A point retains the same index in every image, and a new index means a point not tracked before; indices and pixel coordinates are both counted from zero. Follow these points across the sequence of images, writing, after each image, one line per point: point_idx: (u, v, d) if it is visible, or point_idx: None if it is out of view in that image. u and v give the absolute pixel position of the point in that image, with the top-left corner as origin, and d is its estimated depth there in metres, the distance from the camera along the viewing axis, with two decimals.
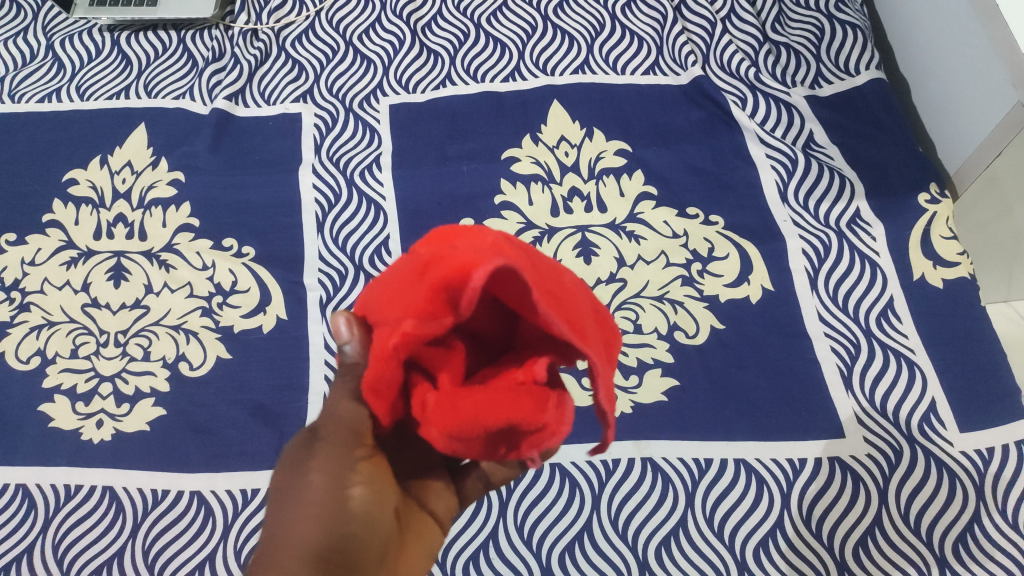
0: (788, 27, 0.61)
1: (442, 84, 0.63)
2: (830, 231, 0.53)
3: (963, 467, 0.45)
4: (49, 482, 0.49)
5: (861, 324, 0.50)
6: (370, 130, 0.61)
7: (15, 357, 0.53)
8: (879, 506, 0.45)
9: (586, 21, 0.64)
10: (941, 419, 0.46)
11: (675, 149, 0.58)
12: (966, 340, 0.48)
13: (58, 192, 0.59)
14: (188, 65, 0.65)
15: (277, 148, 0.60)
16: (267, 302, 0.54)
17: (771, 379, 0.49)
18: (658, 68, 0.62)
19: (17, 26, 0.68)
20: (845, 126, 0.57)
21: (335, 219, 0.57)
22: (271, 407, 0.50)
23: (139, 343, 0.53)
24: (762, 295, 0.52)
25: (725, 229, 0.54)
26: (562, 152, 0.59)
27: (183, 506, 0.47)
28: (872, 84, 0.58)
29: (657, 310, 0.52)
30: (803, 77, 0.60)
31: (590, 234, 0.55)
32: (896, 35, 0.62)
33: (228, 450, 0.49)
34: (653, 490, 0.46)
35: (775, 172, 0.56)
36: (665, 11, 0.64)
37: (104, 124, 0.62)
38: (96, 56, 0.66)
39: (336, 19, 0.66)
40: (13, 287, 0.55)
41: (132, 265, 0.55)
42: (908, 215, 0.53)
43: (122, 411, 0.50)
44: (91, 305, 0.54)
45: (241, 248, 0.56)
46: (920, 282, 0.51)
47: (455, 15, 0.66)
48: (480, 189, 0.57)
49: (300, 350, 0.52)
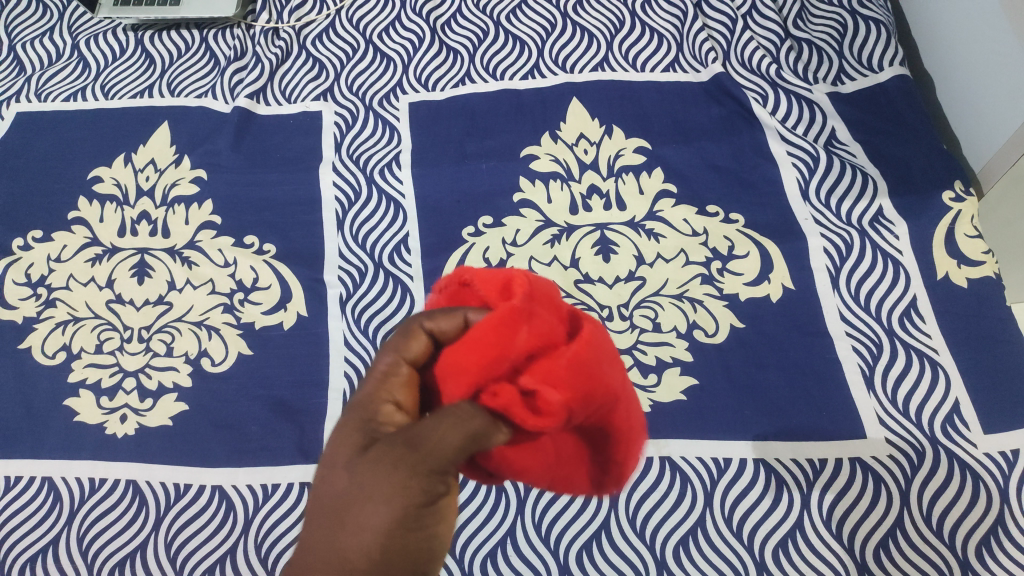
0: (811, 23, 0.61)
1: (462, 82, 0.63)
2: (852, 229, 0.53)
3: (987, 469, 0.44)
4: (75, 476, 0.49)
5: (884, 323, 0.49)
6: (390, 129, 0.61)
7: (42, 352, 0.53)
8: (901, 508, 0.44)
9: (606, 18, 0.64)
10: (964, 420, 0.46)
11: (695, 146, 0.58)
12: (991, 341, 0.48)
13: (84, 190, 0.60)
14: (211, 65, 0.66)
15: (297, 146, 0.61)
16: (287, 299, 0.54)
17: (791, 379, 0.48)
18: (678, 66, 0.62)
19: (44, 26, 0.69)
20: (868, 124, 0.57)
21: (355, 217, 0.57)
22: (291, 404, 0.50)
23: (162, 339, 0.53)
24: (783, 293, 0.51)
25: (746, 227, 0.54)
26: (581, 150, 0.59)
27: (205, 500, 0.48)
28: (896, 81, 0.57)
29: (676, 308, 0.52)
30: (825, 74, 0.59)
31: (609, 233, 0.55)
32: (920, 31, 0.61)
33: (249, 446, 0.49)
34: (672, 489, 0.46)
35: (796, 170, 0.56)
36: (685, 8, 0.64)
37: (128, 123, 0.63)
38: (120, 56, 0.67)
39: (357, 17, 0.66)
40: (40, 283, 0.56)
41: (155, 262, 0.56)
42: (932, 213, 0.52)
43: (145, 407, 0.51)
44: (115, 301, 0.55)
45: (262, 245, 0.56)
46: (944, 281, 0.50)
47: (475, 13, 0.66)
48: (499, 186, 0.57)
49: (320, 346, 0.52)
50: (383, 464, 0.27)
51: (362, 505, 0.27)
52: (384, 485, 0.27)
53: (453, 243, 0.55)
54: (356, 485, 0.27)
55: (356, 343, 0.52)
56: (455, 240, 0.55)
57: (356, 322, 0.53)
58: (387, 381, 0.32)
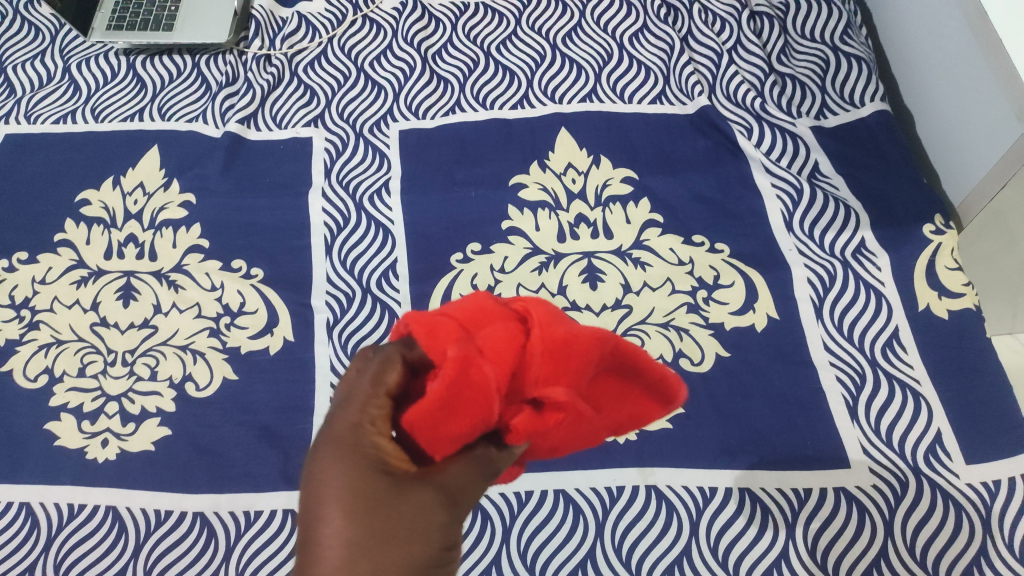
0: (794, 58, 0.62)
1: (452, 111, 0.64)
2: (835, 260, 0.54)
3: (969, 500, 0.45)
4: (53, 501, 0.49)
5: (866, 353, 0.50)
6: (380, 155, 0.62)
7: (23, 375, 0.53)
8: (885, 539, 0.44)
9: (594, 51, 0.65)
10: (947, 450, 0.46)
11: (681, 177, 0.59)
12: (972, 371, 0.48)
13: (71, 212, 0.60)
14: (202, 90, 0.66)
15: (287, 171, 0.61)
16: (274, 324, 0.54)
17: (776, 408, 0.49)
18: (665, 98, 0.63)
19: (36, 48, 0.69)
20: (850, 158, 0.58)
21: (344, 242, 0.58)
22: (276, 429, 0.50)
23: (147, 362, 0.53)
24: (767, 323, 0.52)
25: (731, 257, 0.55)
26: (569, 179, 0.59)
27: (186, 527, 0.47)
28: (877, 116, 0.59)
29: (662, 336, 0.52)
30: (808, 108, 0.60)
31: (596, 261, 0.55)
32: (899, 67, 0.63)
33: (232, 471, 0.49)
34: (657, 517, 0.46)
35: (780, 202, 0.57)
36: (672, 42, 0.65)
37: (118, 146, 0.63)
38: (112, 79, 0.67)
39: (348, 45, 0.67)
40: (23, 305, 0.55)
41: (141, 285, 0.56)
42: (913, 245, 0.53)
43: (127, 431, 0.50)
44: (99, 324, 0.54)
45: (250, 269, 0.56)
46: (925, 312, 0.51)
47: (465, 43, 0.67)
48: (488, 214, 0.58)
49: (306, 372, 0.52)
50: (404, 505, 0.29)
51: (390, 545, 0.28)
52: (408, 526, 0.29)
53: (441, 269, 0.56)
54: (379, 520, 0.29)
55: (343, 368, 0.52)
56: (443, 267, 0.56)
57: (343, 347, 0.53)
58: (366, 403, 0.32)
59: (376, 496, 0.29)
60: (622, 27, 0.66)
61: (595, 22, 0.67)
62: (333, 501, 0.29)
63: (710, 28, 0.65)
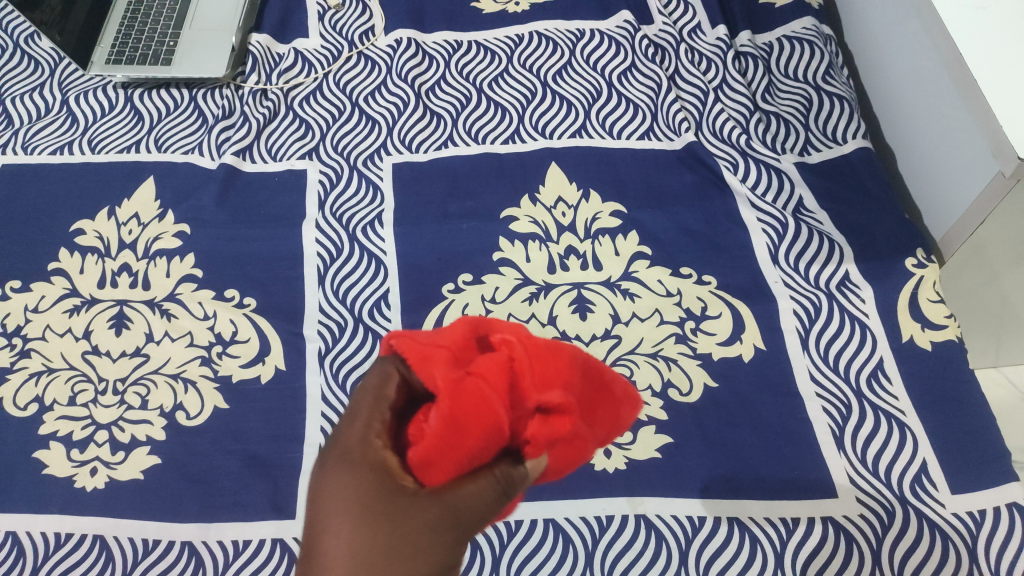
0: (778, 97, 0.64)
1: (444, 145, 0.65)
2: (820, 292, 0.55)
3: (955, 529, 0.45)
4: (40, 530, 0.48)
5: (852, 384, 0.51)
6: (373, 188, 0.63)
7: (13, 404, 0.53)
8: (873, 568, 0.45)
9: (584, 88, 0.67)
10: (932, 479, 0.47)
11: (669, 211, 0.60)
12: (955, 402, 0.49)
13: (65, 242, 0.60)
14: (199, 122, 0.67)
15: (282, 203, 0.62)
16: (266, 353, 0.54)
17: (764, 438, 0.49)
18: (653, 134, 0.64)
19: (35, 81, 0.70)
20: (834, 193, 0.59)
21: (336, 273, 0.58)
22: (266, 458, 0.50)
23: (137, 391, 0.53)
24: (754, 354, 0.53)
25: (718, 289, 0.56)
26: (559, 212, 0.60)
27: (174, 556, 0.47)
28: (859, 153, 0.60)
29: (651, 366, 0.53)
30: (792, 145, 0.62)
31: (586, 291, 0.56)
32: (880, 107, 0.65)
33: (222, 500, 0.49)
34: (647, 547, 0.46)
35: (766, 235, 0.58)
36: (660, 80, 0.67)
37: (114, 176, 0.64)
38: (109, 111, 0.68)
39: (344, 81, 0.69)
40: (15, 333, 0.56)
41: (134, 314, 0.56)
42: (896, 278, 0.54)
43: (116, 459, 0.50)
44: (91, 352, 0.55)
45: (243, 299, 0.57)
46: (909, 344, 0.52)
47: (458, 80, 0.68)
48: (479, 245, 0.59)
49: (296, 401, 0.52)
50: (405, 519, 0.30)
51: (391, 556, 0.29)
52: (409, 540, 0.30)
53: (432, 299, 0.56)
54: (381, 533, 0.29)
55: (334, 397, 0.52)
56: (434, 297, 0.56)
57: (334, 376, 0.53)
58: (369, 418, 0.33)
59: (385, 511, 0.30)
60: (611, 66, 0.68)
61: (585, 60, 0.68)
62: (341, 509, 0.30)
63: (696, 68, 0.67)
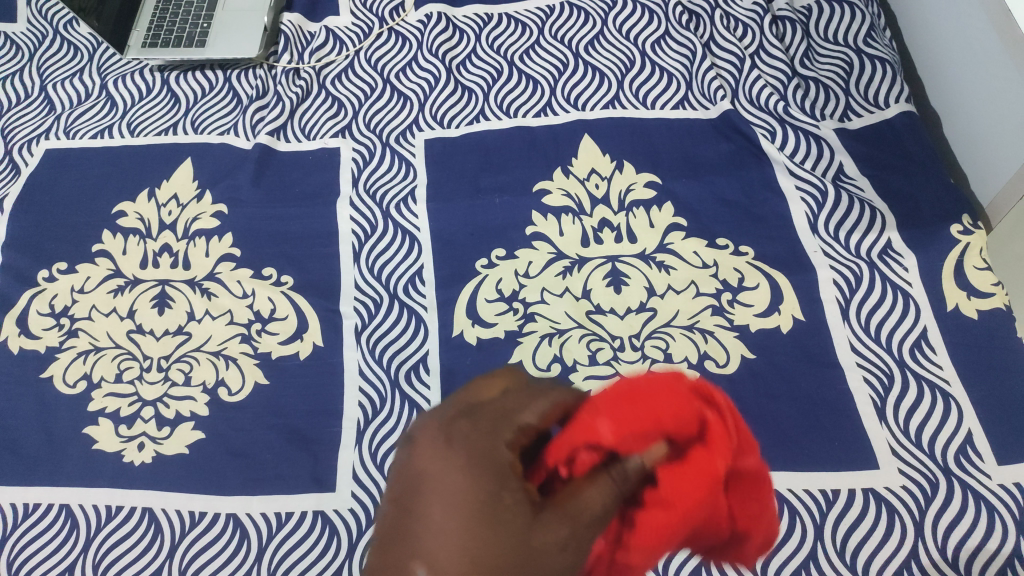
0: (817, 61, 0.62)
1: (476, 120, 0.64)
2: (861, 261, 0.53)
3: (1002, 501, 0.44)
4: (92, 503, 0.50)
5: (894, 354, 0.50)
6: (406, 164, 0.63)
7: (63, 381, 0.54)
8: (916, 541, 0.44)
9: (617, 58, 0.66)
10: (978, 451, 0.46)
11: (704, 181, 0.59)
12: (1002, 372, 0.48)
13: (108, 224, 0.62)
14: (234, 103, 0.68)
15: (316, 181, 0.63)
16: (304, 329, 0.55)
17: (803, 410, 0.49)
18: (687, 103, 0.63)
19: (74, 67, 0.72)
20: (874, 159, 0.58)
21: (371, 249, 0.59)
22: (306, 432, 0.51)
23: (181, 368, 0.54)
24: (793, 324, 0.52)
25: (755, 259, 0.55)
26: (592, 184, 0.60)
27: (219, 528, 0.48)
28: (902, 117, 0.58)
29: (687, 339, 0.52)
30: (832, 110, 0.60)
31: (620, 264, 0.56)
32: (925, 68, 0.62)
33: (264, 473, 0.50)
34: None
35: (804, 204, 0.57)
36: (695, 48, 0.65)
37: (153, 159, 0.65)
38: (147, 95, 0.69)
39: (374, 58, 0.69)
40: (62, 314, 0.57)
41: (176, 293, 0.57)
42: (940, 245, 0.53)
43: (162, 435, 0.52)
44: (136, 331, 0.56)
45: (280, 277, 0.58)
46: (954, 312, 0.50)
47: (489, 54, 0.68)
48: (512, 220, 0.59)
49: (335, 377, 0.53)
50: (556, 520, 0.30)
51: (516, 562, 0.29)
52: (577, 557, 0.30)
53: (466, 276, 0.56)
54: (499, 559, 0.29)
55: (371, 372, 0.53)
56: (467, 273, 0.56)
57: (371, 352, 0.54)
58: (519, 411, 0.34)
59: (500, 514, 0.30)
60: (644, 34, 0.67)
61: (617, 29, 0.67)
62: (438, 502, 0.30)
63: (732, 34, 0.65)
